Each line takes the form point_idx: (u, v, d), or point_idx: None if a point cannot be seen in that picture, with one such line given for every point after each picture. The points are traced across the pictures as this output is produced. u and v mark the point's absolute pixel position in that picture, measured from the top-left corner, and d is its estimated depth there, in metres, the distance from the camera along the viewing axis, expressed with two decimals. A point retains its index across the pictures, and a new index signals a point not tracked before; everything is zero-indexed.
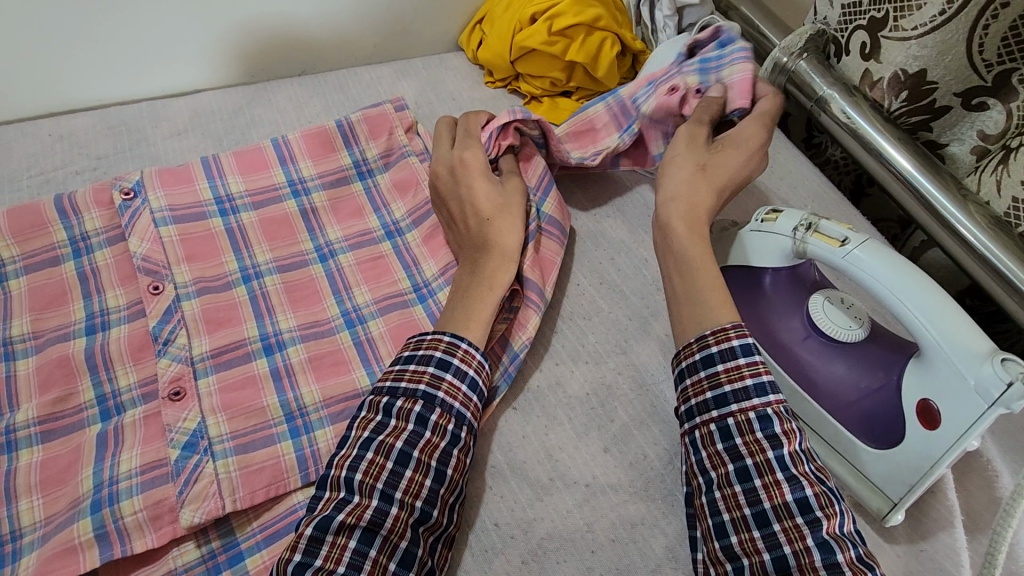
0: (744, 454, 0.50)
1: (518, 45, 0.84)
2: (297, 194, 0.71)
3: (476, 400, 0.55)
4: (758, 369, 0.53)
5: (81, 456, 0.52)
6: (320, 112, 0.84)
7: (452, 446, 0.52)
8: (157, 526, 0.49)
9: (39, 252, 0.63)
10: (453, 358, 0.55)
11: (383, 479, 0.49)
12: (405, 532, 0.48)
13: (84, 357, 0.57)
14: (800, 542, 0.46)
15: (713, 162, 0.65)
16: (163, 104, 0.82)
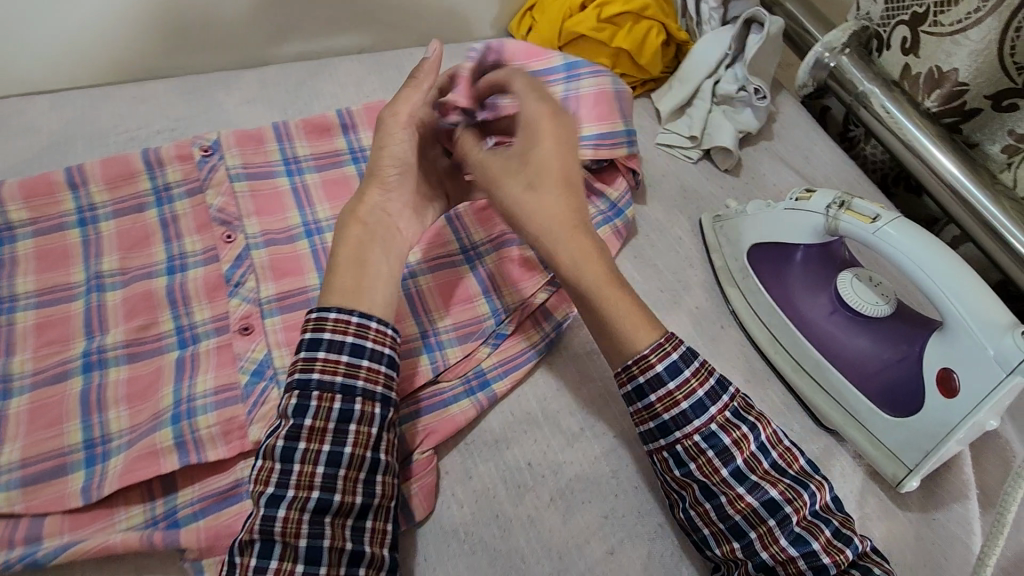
0: (703, 478, 0.51)
1: (568, 30, 0.88)
2: (356, 160, 0.77)
3: (367, 364, 0.51)
4: (690, 385, 0.52)
5: (161, 376, 0.58)
6: (378, 88, 0.90)
7: (344, 422, 0.49)
8: (227, 439, 0.54)
9: (127, 198, 0.70)
10: (322, 334, 0.51)
11: (274, 480, 0.47)
12: (299, 530, 0.46)
13: (166, 293, 0.64)
14: (775, 545, 0.49)
15: (540, 168, 0.56)
16: (235, 74, 0.88)
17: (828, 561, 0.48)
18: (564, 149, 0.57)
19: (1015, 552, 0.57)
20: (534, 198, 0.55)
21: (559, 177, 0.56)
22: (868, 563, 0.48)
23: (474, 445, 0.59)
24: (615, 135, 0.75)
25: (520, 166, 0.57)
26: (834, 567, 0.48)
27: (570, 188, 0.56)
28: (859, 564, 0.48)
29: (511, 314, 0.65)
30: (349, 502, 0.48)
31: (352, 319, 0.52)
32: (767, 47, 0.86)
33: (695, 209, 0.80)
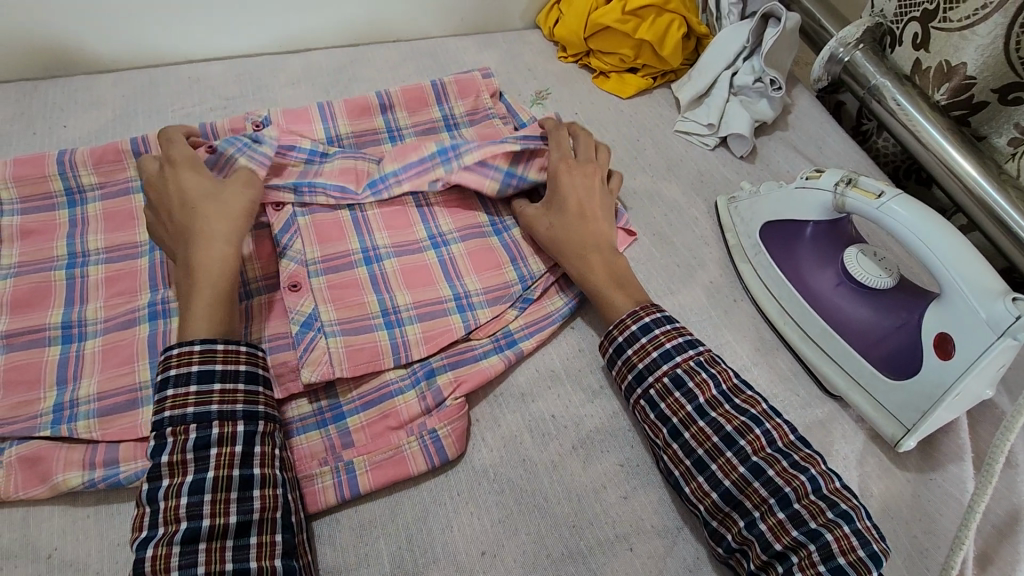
0: (669, 415, 0.58)
1: (594, 22, 0.93)
2: (393, 139, 0.84)
3: (219, 387, 0.52)
4: (660, 339, 0.61)
5: (138, 348, 0.61)
6: (414, 73, 0.95)
7: (203, 448, 0.50)
8: (281, 381, 0.61)
9: (116, 183, 0.73)
10: (169, 370, 0.52)
11: (146, 522, 0.47)
12: (171, 560, 0.45)
13: (147, 271, 0.67)
14: (733, 472, 0.55)
15: (575, 208, 0.70)
16: (280, 58, 0.94)
17: (781, 483, 0.53)
18: (588, 192, 0.72)
19: (1007, 511, 0.60)
20: (571, 223, 0.69)
21: (588, 210, 0.70)
22: (836, 498, 0.52)
23: (502, 397, 0.64)
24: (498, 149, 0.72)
25: (549, 206, 0.71)
26: (791, 490, 0.52)
27: (585, 220, 0.70)
28: (824, 495, 0.52)
29: (537, 281, 0.71)
30: (221, 523, 0.48)
31: (195, 347, 0.52)
32: (784, 39, 0.90)
33: (711, 192, 0.85)
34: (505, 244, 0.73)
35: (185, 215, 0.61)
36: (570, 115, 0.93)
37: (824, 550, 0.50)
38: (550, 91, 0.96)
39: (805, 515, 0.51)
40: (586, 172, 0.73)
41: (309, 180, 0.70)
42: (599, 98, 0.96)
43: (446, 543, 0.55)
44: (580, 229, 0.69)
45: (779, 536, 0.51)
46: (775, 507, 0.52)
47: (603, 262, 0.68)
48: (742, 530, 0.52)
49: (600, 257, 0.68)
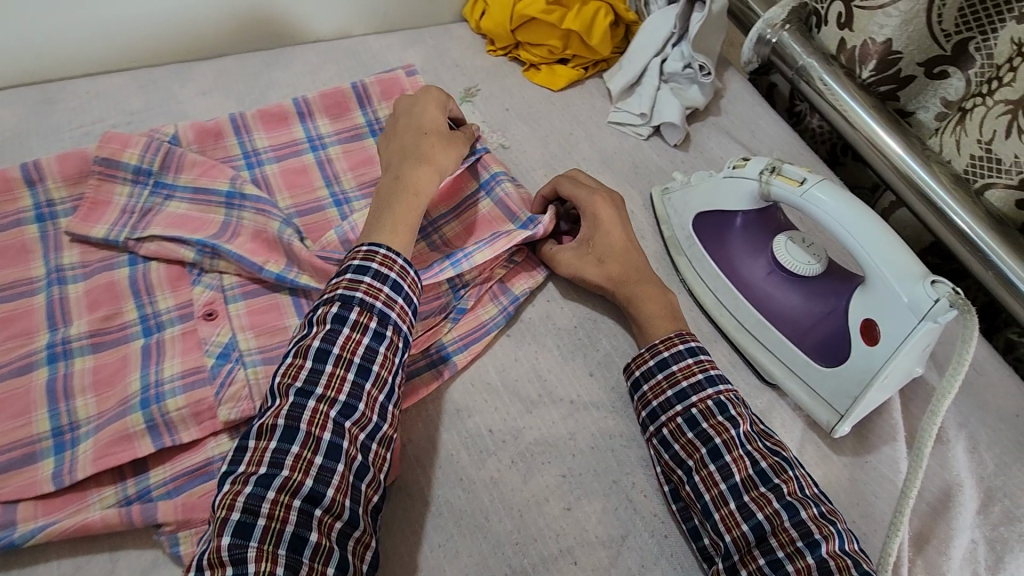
0: (712, 435, 0.56)
1: (519, 13, 0.91)
2: (315, 148, 0.79)
3: (401, 303, 0.58)
4: (706, 365, 0.60)
5: (37, 396, 0.57)
6: (334, 75, 0.91)
7: (376, 342, 0.56)
8: (198, 420, 0.56)
9: (5, 216, 0.67)
10: (371, 264, 0.58)
11: (303, 376, 0.53)
12: (325, 423, 0.51)
13: (45, 309, 0.62)
14: (769, 507, 0.52)
15: (619, 247, 0.69)
16: (190, 65, 0.88)
17: (813, 531, 0.49)
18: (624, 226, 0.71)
19: (940, 488, 0.62)
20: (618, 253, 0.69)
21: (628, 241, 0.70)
22: (857, 558, 0.49)
23: (437, 415, 0.61)
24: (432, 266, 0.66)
25: (589, 244, 0.69)
26: (823, 541, 0.49)
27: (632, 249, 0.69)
28: (848, 553, 0.49)
29: (470, 289, 0.68)
30: (338, 502, 0.50)
31: (398, 260, 0.59)
32: (711, 22, 0.88)
33: (646, 184, 0.84)
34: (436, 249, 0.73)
35: (423, 139, 0.71)
36: (501, 111, 0.90)
37: None
38: (479, 88, 0.93)
39: (832, 567, 0.48)
40: (614, 204, 0.72)
41: (214, 242, 0.66)
42: (529, 92, 0.93)
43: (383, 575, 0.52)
44: (630, 265, 0.68)
45: None
46: (805, 550, 0.49)
47: (646, 294, 0.66)
48: (765, 569, 0.49)
49: (645, 291, 0.66)
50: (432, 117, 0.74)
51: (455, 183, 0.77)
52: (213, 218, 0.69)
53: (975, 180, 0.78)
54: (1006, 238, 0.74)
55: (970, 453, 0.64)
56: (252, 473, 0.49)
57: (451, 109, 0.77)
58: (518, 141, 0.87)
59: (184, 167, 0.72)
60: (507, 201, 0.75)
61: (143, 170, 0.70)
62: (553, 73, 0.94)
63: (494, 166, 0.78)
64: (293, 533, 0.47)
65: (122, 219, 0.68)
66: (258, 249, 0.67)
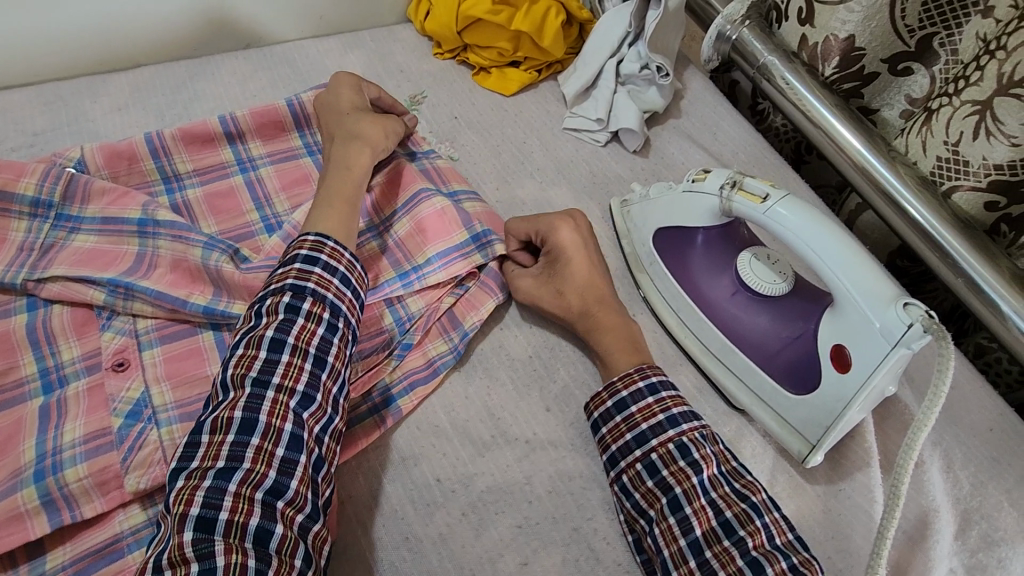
0: (673, 483, 0.52)
1: (464, 14, 0.85)
2: (245, 170, 0.73)
3: (351, 295, 0.55)
4: (667, 403, 0.56)
5: None
6: (266, 85, 0.84)
7: (329, 332, 0.52)
8: (103, 491, 0.50)
9: None
10: (320, 254, 0.54)
11: (258, 365, 0.48)
12: (286, 414, 0.47)
13: None
14: (731, 565, 0.48)
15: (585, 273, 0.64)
16: (103, 78, 0.80)
17: None
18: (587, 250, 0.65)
19: (916, 515, 0.59)
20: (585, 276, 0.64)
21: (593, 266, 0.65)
22: None
23: (379, 465, 0.56)
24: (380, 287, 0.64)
25: (551, 274, 0.64)
26: None
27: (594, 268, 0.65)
28: None
29: (416, 322, 0.63)
30: (303, 492, 0.46)
31: (346, 253, 0.56)
32: (668, 20, 0.84)
33: (604, 195, 0.79)
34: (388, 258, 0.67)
35: (350, 119, 0.68)
36: (449, 120, 0.84)
37: None
38: (426, 94, 0.87)
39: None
40: (575, 225, 0.66)
41: (128, 280, 0.59)
42: (479, 98, 0.87)
43: None
44: (593, 293, 0.63)
45: None
46: None
47: (611, 323, 0.62)
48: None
49: (612, 321, 0.62)
50: (353, 99, 0.70)
51: (409, 178, 0.71)
52: (127, 251, 0.62)
53: (941, 182, 0.76)
54: (975, 243, 0.71)
55: (946, 475, 0.61)
56: (209, 467, 0.44)
57: (377, 95, 0.74)
58: (467, 151, 0.81)
59: (91, 197, 0.64)
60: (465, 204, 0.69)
61: (42, 202, 0.63)
62: (503, 76, 0.88)
63: (455, 183, 0.73)
64: (259, 525, 0.43)
65: (19, 258, 0.60)
66: (179, 281, 0.61)
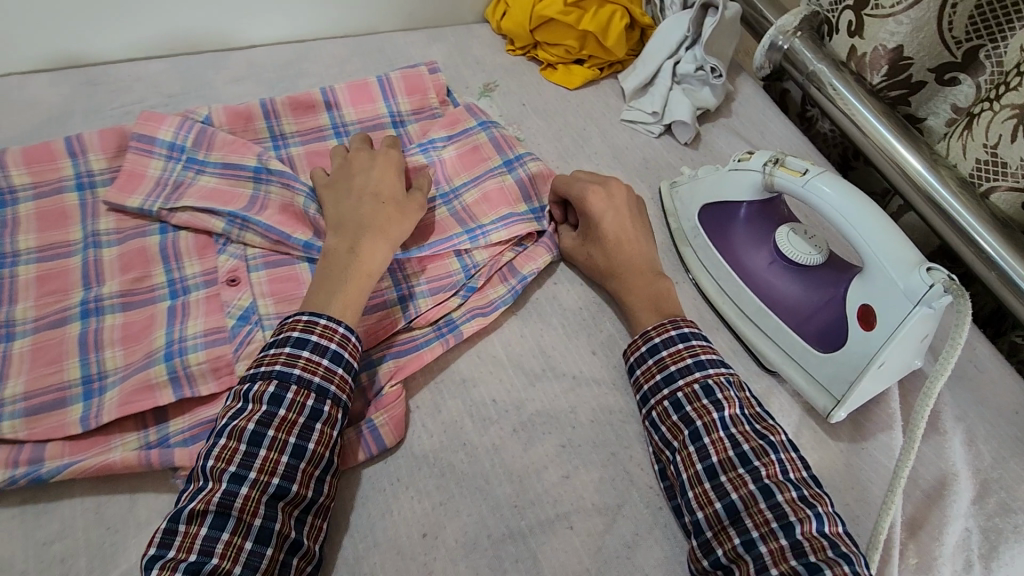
0: (695, 417, 0.58)
1: (538, 14, 0.94)
2: (339, 135, 0.84)
3: (342, 372, 0.56)
4: (696, 350, 0.62)
5: (68, 346, 0.60)
6: (360, 68, 0.96)
7: (313, 420, 0.53)
8: (217, 375, 0.59)
9: (48, 184, 0.72)
10: (311, 335, 0.56)
11: (237, 460, 0.50)
12: (258, 507, 0.49)
13: (81, 269, 0.66)
14: (744, 488, 0.53)
15: (614, 237, 0.70)
16: (225, 55, 0.93)
17: (790, 513, 0.51)
18: (617, 214, 0.71)
19: (935, 476, 0.62)
20: (613, 251, 0.70)
21: (623, 232, 0.71)
22: (836, 540, 0.50)
23: (444, 383, 0.64)
24: (449, 239, 0.72)
25: (587, 239, 0.72)
26: (799, 524, 0.50)
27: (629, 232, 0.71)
28: (825, 535, 0.50)
29: (480, 269, 0.71)
30: (302, 494, 0.51)
31: (339, 328, 0.57)
32: (723, 27, 0.92)
33: (655, 179, 0.86)
34: (456, 215, 0.76)
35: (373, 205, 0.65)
36: (518, 106, 0.94)
37: None
38: (498, 84, 0.97)
39: (806, 547, 0.49)
40: (608, 194, 0.72)
41: (245, 213, 0.70)
42: (546, 89, 0.97)
43: (387, 527, 0.55)
44: (621, 255, 0.70)
45: (777, 561, 0.49)
46: (778, 531, 0.50)
47: (643, 283, 0.68)
48: (738, 547, 0.51)
49: (640, 278, 0.69)
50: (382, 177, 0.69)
51: (479, 154, 0.80)
52: (242, 191, 0.73)
53: (980, 184, 0.80)
54: (1008, 239, 0.75)
55: (968, 446, 0.64)
56: (224, 470, 0.49)
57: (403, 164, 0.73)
58: (533, 133, 0.90)
59: (215, 145, 0.76)
60: (526, 179, 0.78)
61: (177, 147, 0.75)
62: (567, 71, 0.98)
63: (519, 148, 0.82)
64: (261, 526, 0.48)
65: (156, 191, 0.72)
66: (286, 220, 0.70)
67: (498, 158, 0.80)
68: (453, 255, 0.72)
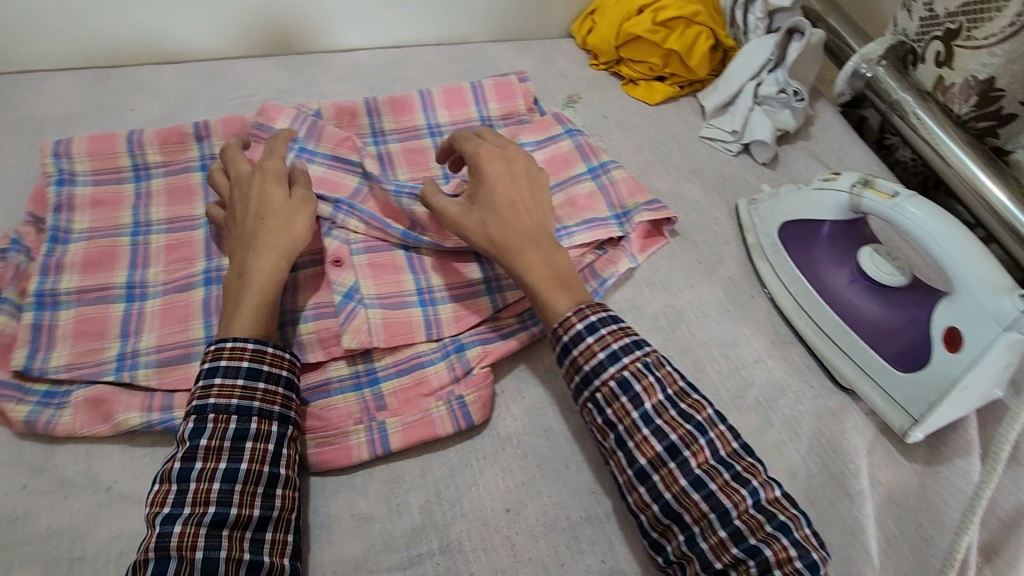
0: (617, 421, 0.55)
1: (625, 31, 0.98)
2: (433, 135, 0.88)
3: (264, 385, 0.55)
4: (607, 339, 0.57)
5: (194, 308, 0.66)
6: (453, 75, 1.01)
7: (241, 440, 0.52)
8: (324, 344, 0.65)
9: (177, 164, 0.79)
10: (219, 362, 0.54)
11: (170, 500, 0.49)
12: (196, 539, 0.47)
13: (203, 241, 0.72)
14: (676, 485, 0.52)
15: (505, 201, 0.66)
16: (330, 56, 1.01)
17: (724, 500, 0.51)
18: (515, 177, 0.68)
19: (1013, 506, 0.62)
20: (505, 217, 0.65)
21: (517, 199, 0.67)
22: (774, 509, 0.51)
23: (528, 371, 0.68)
24: None
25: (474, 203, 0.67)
26: (733, 507, 0.51)
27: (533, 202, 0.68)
28: (762, 508, 0.51)
29: None
30: (245, 513, 0.49)
31: (248, 346, 0.55)
32: (808, 53, 0.94)
33: (733, 195, 0.88)
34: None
35: (256, 223, 0.64)
36: (599, 118, 0.98)
37: (763, 565, 0.48)
38: (581, 96, 1.01)
39: (744, 531, 0.50)
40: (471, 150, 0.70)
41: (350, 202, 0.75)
42: (628, 104, 1.00)
43: (472, 500, 0.58)
44: (519, 225, 0.65)
45: (720, 554, 0.50)
46: (716, 524, 0.50)
47: (545, 256, 0.64)
48: (683, 545, 0.51)
49: (543, 251, 0.64)
50: (265, 188, 0.66)
51: (566, 162, 0.84)
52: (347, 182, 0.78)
53: None
54: None
55: None
56: (157, 513, 0.48)
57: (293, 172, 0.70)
58: (614, 144, 0.94)
59: (324, 137, 0.81)
60: (609, 188, 0.82)
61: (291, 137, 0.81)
62: (649, 87, 1.01)
63: (603, 157, 0.85)
64: (203, 557, 0.47)
65: None
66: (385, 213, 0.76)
67: (584, 167, 0.84)
68: None
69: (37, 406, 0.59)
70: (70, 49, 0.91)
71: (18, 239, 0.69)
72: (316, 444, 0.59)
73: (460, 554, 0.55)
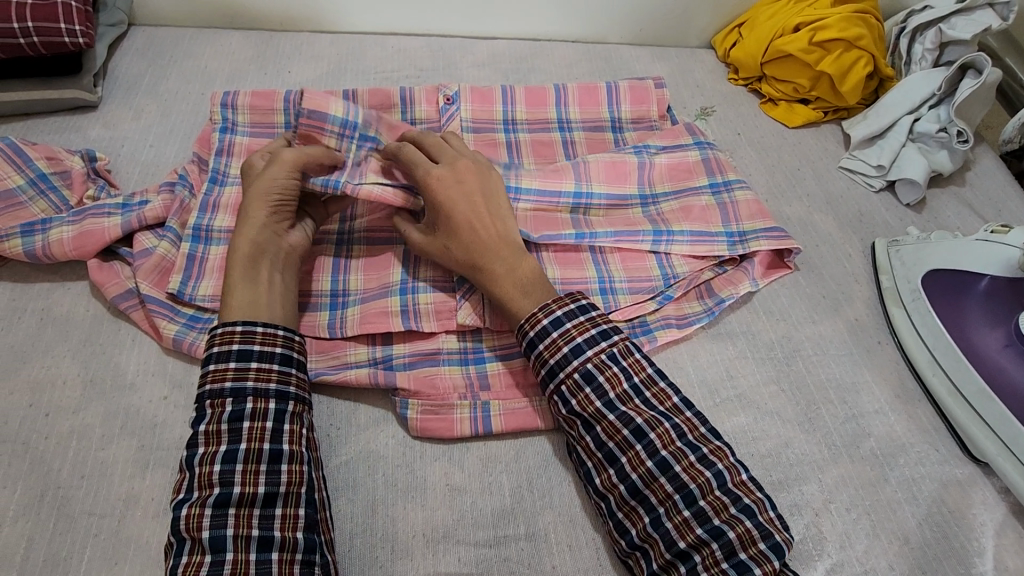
0: (580, 411, 0.56)
1: (775, 48, 0.94)
2: (563, 130, 0.88)
3: (256, 365, 0.55)
4: (571, 334, 0.57)
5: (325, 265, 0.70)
6: (586, 73, 1.01)
7: (237, 420, 0.53)
8: (440, 316, 0.66)
9: None
10: (211, 349, 0.56)
11: (183, 486, 0.51)
12: (201, 521, 0.49)
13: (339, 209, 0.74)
14: (641, 467, 0.53)
15: (462, 227, 0.63)
16: (471, 42, 1.03)
17: (690, 484, 0.52)
18: (461, 191, 0.64)
19: None
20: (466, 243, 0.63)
21: (476, 221, 0.63)
22: (739, 492, 0.52)
23: None
24: (637, 234, 0.73)
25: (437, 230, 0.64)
26: (696, 488, 0.52)
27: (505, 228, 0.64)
28: (729, 489, 0.52)
29: (680, 281, 0.72)
30: (247, 491, 0.50)
31: (237, 328, 0.56)
32: (980, 93, 0.86)
33: (869, 233, 0.83)
34: (649, 218, 0.77)
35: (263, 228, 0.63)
36: (732, 135, 0.94)
37: (727, 547, 0.50)
38: (715, 109, 0.98)
39: (709, 512, 0.51)
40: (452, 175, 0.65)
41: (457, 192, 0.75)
42: (765, 124, 0.96)
43: (563, 493, 0.58)
44: (478, 243, 0.63)
45: (683, 534, 0.51)
46: (681, 505, 0.52)
47: (507, 268, 0.62)
48: (647, 527, 0.52)
49: (506, 264, 0.62)
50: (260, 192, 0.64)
51: (690, 172, 0.81)
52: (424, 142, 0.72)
53: None
54: None
55: None
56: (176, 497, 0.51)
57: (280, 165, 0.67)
58: (745, 163, 0.90)
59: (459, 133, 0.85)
60: (728, 207, 0.78)
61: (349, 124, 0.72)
62: (789, 110, 0.97)
63: (728, 174, 0.81)
64: (210, 536, 0.48)
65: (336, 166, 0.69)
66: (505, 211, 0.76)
67: (706, 180, 0.80)
68: (654, 261, 0.73)
69: (184, 327, 0.64)
70: (239, 11, 0.98)
71: (184, 176, 0.76)
72: (422, 410, 0.61)
73: (546, 544, 0.56)
